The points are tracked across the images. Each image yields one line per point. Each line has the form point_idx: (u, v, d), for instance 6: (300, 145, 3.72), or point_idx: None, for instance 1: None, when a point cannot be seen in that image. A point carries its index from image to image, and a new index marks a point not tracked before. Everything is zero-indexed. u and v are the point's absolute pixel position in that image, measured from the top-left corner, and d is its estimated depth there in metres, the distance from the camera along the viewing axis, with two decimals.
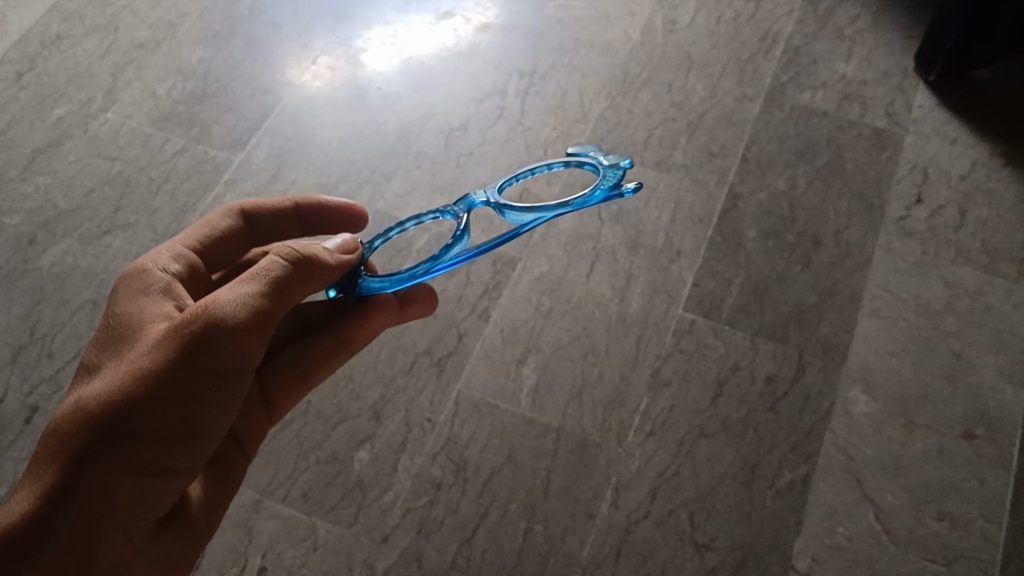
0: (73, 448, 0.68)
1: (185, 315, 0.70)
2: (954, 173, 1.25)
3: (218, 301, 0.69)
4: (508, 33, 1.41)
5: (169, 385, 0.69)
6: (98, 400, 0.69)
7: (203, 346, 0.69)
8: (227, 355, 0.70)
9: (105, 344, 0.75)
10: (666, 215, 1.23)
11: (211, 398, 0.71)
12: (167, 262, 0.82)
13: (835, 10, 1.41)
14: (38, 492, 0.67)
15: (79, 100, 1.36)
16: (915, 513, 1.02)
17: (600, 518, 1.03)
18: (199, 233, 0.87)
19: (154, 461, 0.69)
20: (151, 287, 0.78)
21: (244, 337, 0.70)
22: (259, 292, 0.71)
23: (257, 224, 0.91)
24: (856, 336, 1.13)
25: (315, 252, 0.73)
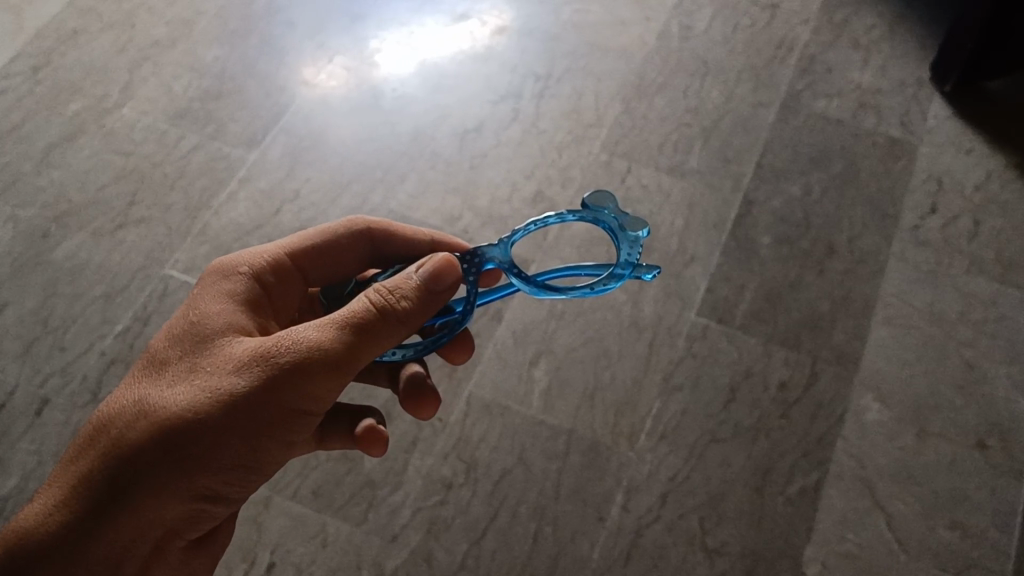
0: (118, 469, 0.68)
1: (270, 349, 0.68)
2: (968, 183, 1.24)
3: (303, 343, 0.68)
4: (524, 36, 1.41)
5: (241, 427, 0.68)
6: (162, 419, 0.68)
7: (279, 383, 0.68)
8: (303, 395, 0.69)
9: (176, 340, 0.72)
10: (679, 220, 1.22)
11: (283, 436, 0.71)
12: (261, 268, 0.78)
13: (851, 19, 1.41)
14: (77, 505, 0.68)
15: (95, 95, 1.36)
16: (927, 522, 1.02)
17: (610, 521, 1.03)
18: (306, 244, 0.81)
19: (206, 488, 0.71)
20: (240, 290, 0.76)
21: (327, 381, 0.69)
22: (347, 344, 0.68)
23: (383, 251, 0.84)
24: (870, 344, 1.13)
25: (399, 296, 0.69)
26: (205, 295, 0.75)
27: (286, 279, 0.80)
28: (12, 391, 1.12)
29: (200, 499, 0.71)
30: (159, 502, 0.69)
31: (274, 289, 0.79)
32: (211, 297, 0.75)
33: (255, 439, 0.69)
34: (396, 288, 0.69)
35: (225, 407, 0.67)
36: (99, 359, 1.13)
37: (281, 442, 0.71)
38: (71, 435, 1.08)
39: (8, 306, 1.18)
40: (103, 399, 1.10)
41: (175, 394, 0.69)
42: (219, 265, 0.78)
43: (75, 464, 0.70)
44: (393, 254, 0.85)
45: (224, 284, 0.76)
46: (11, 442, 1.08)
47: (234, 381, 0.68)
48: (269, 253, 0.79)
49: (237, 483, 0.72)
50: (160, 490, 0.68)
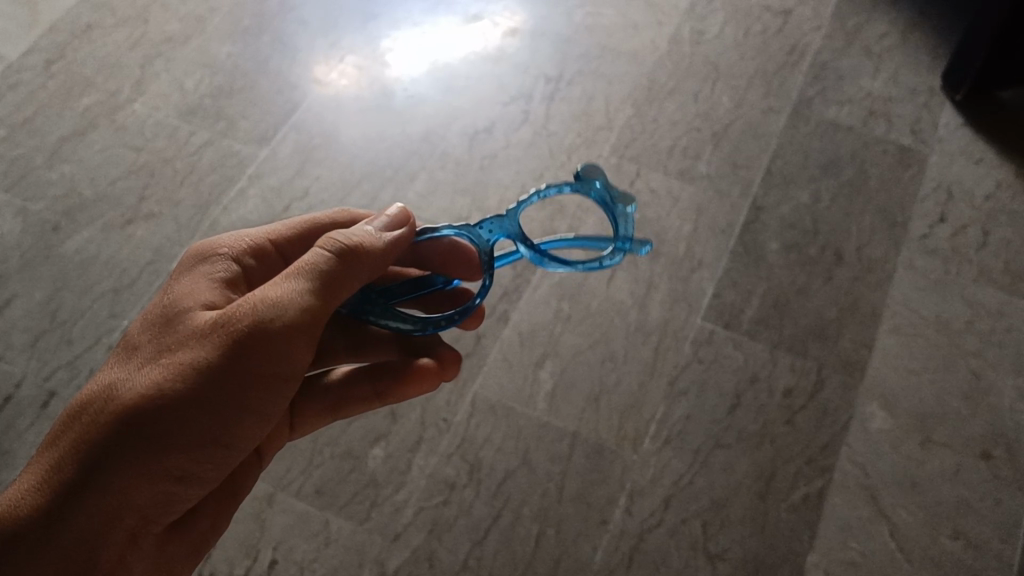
0: (92, 448, 0.67)
1: (236, 313, 0.69)
2: (978, 193, 1.24)
3: (270, 299, 0.69)
4: (536, 38, 1.41)
5: (214, 394, 0.68)
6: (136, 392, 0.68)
7: (249, 344, 0.68)
8: (273, 356, 0.69)
9: (148, 321, 0.73)
10: (687, 225, 1.22)
11: (256, 401, 0.71)
12: (242, 253, 0.79)
13: (864, 26, 1.41)
14: (51, 486, 0.67)
15: (107, 90, 1.37)
16: (931, 532, 1.02)
17: (613, 525, 1.03)
18: (292, 231, 0.82)
19: (179, 465, 0.70)
20: (219, 269, 0.77)
21: (299, 340, 0.69)
22: (315, 300, 0.69)
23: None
24: (876, 352, 1.13)
25: (362, 239, 0.72)
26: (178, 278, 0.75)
27: (270, 265, 0.81)
28: (19, 384, 1.12)
29: (175, 478, 0.71)
30: (135, 477, 0.68)
31: (256, 272, 0.80)
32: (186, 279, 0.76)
33: (227, 405, 0.69)
34: (357, 234, 0.72)
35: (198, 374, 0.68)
36: (107, 353, 1.14)
37: (253, 411, 0.71)
38: None
39: (18, 298, 1.18)
40: None
41: (148, 368, 0.69)
42: (198, 249, 0.79)
43: (49, 449, 0.69)
44: None
45: (200, 267, 0.77)
46: (17, 435, 1.09)
47: (205, 348, 0.68)
48: (254, 236, 0.81)
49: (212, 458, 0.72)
50: (133, 466, 0.68)
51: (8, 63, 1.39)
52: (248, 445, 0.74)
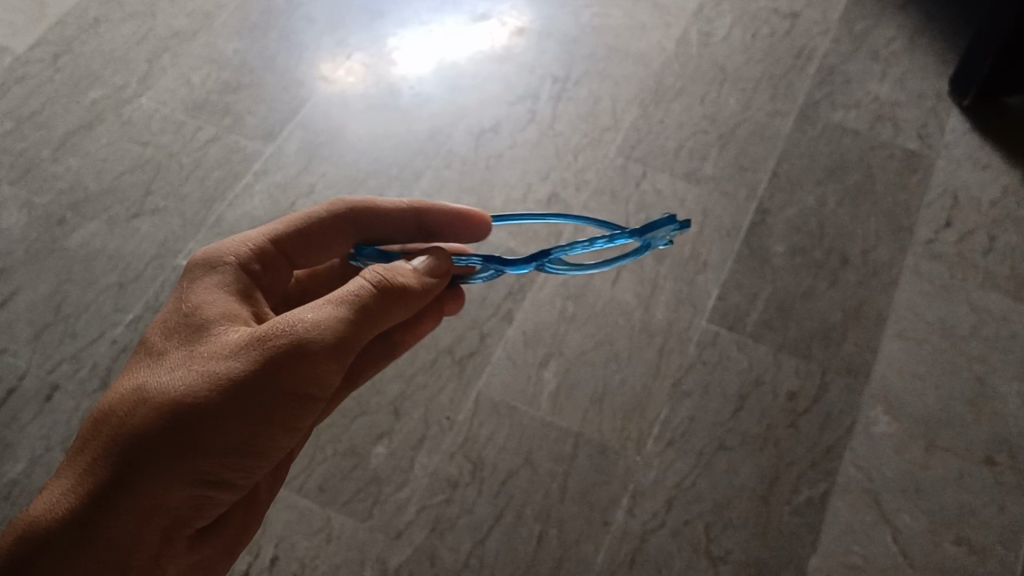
0: (121, 456, 0.67)
1: (267, 329, 0.68)
2: (985, 199, 1.24)
3: (305, 323, 0.69)
4: (544, 38, 1.41)
5: (246, 408, 0.68)
6: (166, 402, 0.67)
7: (284, 364, 0.68)
8: (307, 377, 0.69)
9: (171, 331, 0.72)
10: (693, 227, 1.22)
11: (287, 417, 0.70)
12: (250, 259, 0.78)
13: (871, 30, 1.40)
14: (79, 492, 0.67)
15: (113, 84, 1.37)
16: (933, 537, 1.01)
17: (615, 525, 1.03)
18: (291, 228, 0.80)
19: (209, 474, 0.69)
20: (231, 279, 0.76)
21: (331, 361, 0.70)
22: (347, 322, 0.70)
23: (365, 227, 0.83)
24: (880, 357, 1.12)
25: (399, 275, 0.72)
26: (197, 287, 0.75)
27: (274, 267, 0.80)
28: (22, 376, 1.12)
29: (203, 488, 0.70)
30: (165, 487, 0.68)
31: (259, 277, 0.79)
32: (205, 288, 0.75)
33: (258, 422, 0.69)
34: (395, 269, 0.73)
35: (229, 388, 0.67)
36: (110, 347, 1.14)
37: (283, 425, 0.71)
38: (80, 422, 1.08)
39: (22, 291, 1.18)
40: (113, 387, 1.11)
41: (178, 379, 0.68)
42: (206, 256, 0.77)
43: (74, 456, 0.69)
44: (380, 228, 0.84)
45: (213, 276, 0.76)
46: (20, 427, 1.09)
47: (236, 363, 0.68)
48: (254, 239, 0.79)
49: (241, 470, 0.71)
50: (163, 474, 0.67)
51: (15, 56, 1.39)
52: (276, 457, 0.74)
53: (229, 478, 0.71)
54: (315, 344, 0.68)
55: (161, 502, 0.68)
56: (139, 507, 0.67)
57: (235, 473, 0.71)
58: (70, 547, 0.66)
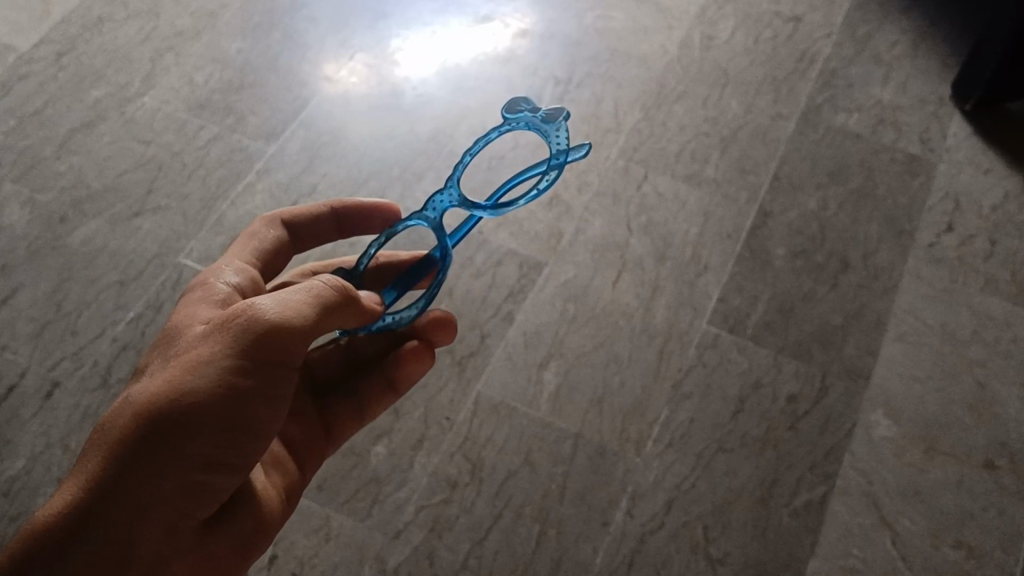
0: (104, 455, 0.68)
1: (229, 313, 0.70)
2: (986, 204, 1.24)
3: (263, 300, 0.70)
4: (546, 40, 1.41)
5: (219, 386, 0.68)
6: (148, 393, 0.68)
7: (251, 337, 0.69)
8: (277, 348, 0.70)
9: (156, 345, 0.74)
10: (694, 229, 1.22)
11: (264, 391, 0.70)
12: (230, 275, 0.81)
13: (874, 34, 1.40)
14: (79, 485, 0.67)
15: (117, 83, 1.37)
16: (933, 541, 1.01)
17: (614, 526, 1.03)
18: (251, 251, 0.87)
19: (201, 455, 0.69)
20: (214, 293, 0.78)
21: (290, 331, 0.70)
22: (298, 300, 0.71)
23: (302, 236, 0.91)
24: (881, 360, 1.12)
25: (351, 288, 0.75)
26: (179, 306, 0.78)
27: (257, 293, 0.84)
28: (23, 373, 1.12)
29: (200, 473, 0.70)
30: (156, 469, 0.67)
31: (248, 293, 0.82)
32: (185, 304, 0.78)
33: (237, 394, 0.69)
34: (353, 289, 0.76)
35: (196, 373, 0.68)
36: (111, 345, 1.14)
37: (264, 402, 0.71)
38: (80, 419, 1.09)
39: (23, 288, 1.18)
40: (113, 385, 1.11)
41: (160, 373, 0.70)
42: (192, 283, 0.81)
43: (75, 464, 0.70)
44: (312, 232, 0.91)
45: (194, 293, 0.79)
46: (20, 424, 1.09)
47: (204, 350, 0.69)
48: (229, 264, 0.83)
49: (234, 448, 0.70)
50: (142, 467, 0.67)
51: (18, 54, 1.39)
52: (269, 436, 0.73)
53: (212, 472, 0.70)
54: (271, 318, 0.69)
55: (146, 497, 0.67)
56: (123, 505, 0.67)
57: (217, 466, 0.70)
58: (73, 535, 0.66)
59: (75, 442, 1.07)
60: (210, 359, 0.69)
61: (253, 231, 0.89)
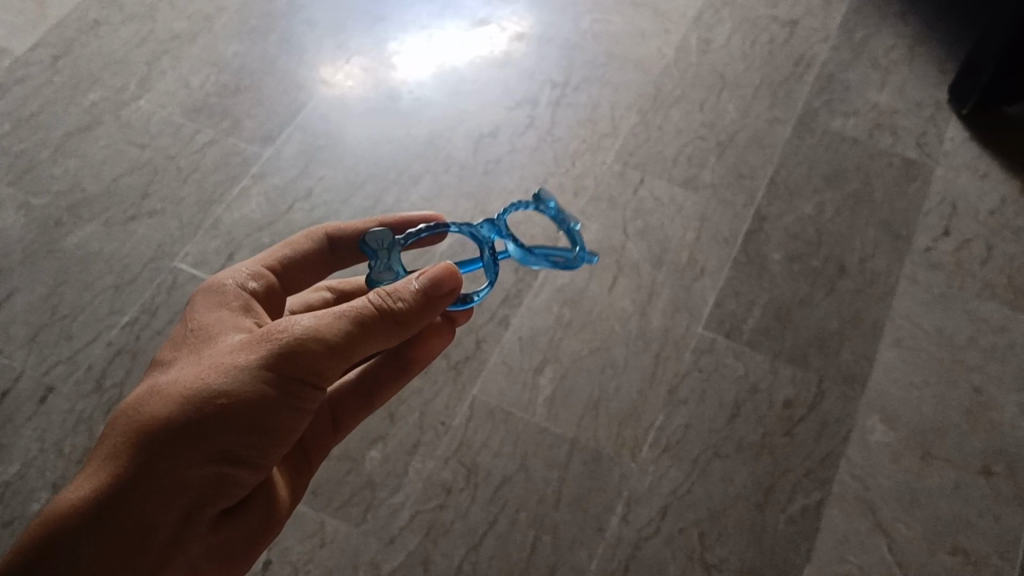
0: (129, 450, 0.66)
1: (271, 328, 0.70)
2: (983, 208, 1.24)
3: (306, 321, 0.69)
4: (544, 44, 1.41)
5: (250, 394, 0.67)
6: (179, 391, 0.67)
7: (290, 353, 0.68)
8: (314, 365, 0.69)
9: (185, 343, 0.74)
10: (691, 234, 1.22)
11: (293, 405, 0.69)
12: (245, 279, 0.80)
13: (872, 38, 1.40)
14: (98, 472, 0.66)
15: (113, 86, 1.37)
16: (928, 547, 1.01)
17: (610, 532, 1.02)
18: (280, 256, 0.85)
19: (223, 457, 0.68)
20: (234, 300, 0.78)
21: (327, 352, 0.69)
22: (336, 318, 0.69)
23: (341, 252, 0.88)
24: (877, 365, 1.12)
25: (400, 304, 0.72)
26: (200, 307, 0.77)
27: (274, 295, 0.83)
28: (17, 378, 1.12)
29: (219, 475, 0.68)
30: (177, 465, 0.66)
31: (261, 298, 0.81)
32: (217, 308, 0.77)
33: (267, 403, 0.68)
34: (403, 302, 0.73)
35: (229, 378, 0.67)
36: (106, 349, 1.13)
37: (290, 415, 0.70)
38: (75, 424, 1.08)
39: (18, 292, 1.18)
40: (108, 390, 1.11)
41: (191, 372, 0.69)
42: (208, 283, 0.80)
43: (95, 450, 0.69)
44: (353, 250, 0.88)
45: (221, 296, 0.78)
46: (14, 429, 1.09)
47: (238, 356, 0.68)
48: (251, 267, 0.82)
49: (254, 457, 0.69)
50: (166, 466, 0.66)
51: (14, 57, 1.39)
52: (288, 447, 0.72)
53: (234, 474, 0.69)
54: (309, 338, 0.68)
55: (167, 498, 0.66)
56: (144, 501, 0.66)
57: (239, 468, 0.69)
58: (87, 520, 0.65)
59: (70, 448, 1.07)
60: (244, 367, 0.67)
61: (294, 240, 0.87)
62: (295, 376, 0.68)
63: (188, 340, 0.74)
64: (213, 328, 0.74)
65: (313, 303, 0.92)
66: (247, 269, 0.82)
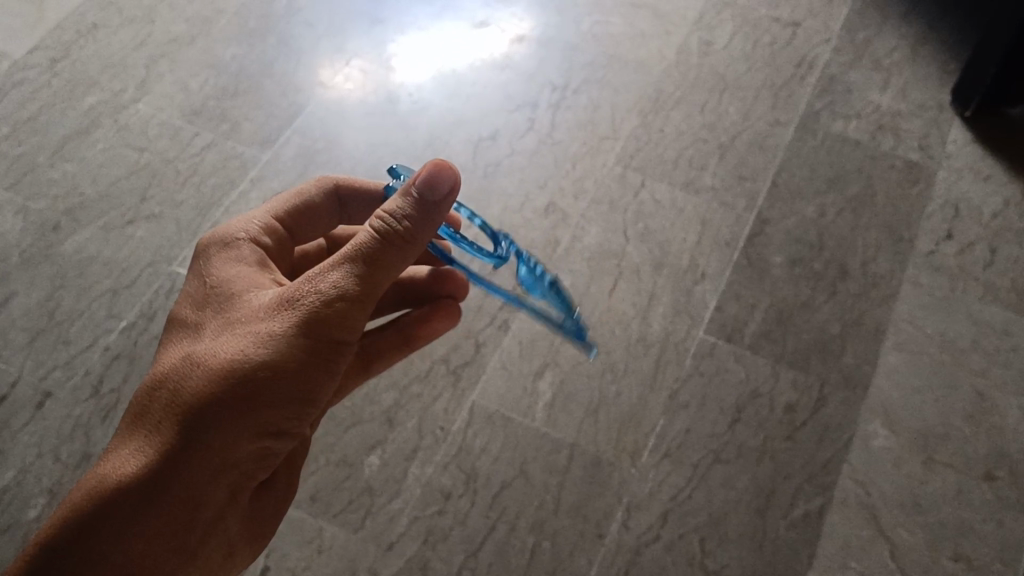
0: (171, 430, 0.66)
1: (294, 288, 0.66)
2: (986, 211, 1.23)
3: (326, 277, 0.65)
4: (544, 45, 1.40)
5: (287, 363, 0.66)
6: (212, 367, 0.66)
7: (321, 316, 0.65)
8: (344, 326, 0.66)
9: (205, 304, 0.71)
10: (692, 237, 1.21)
11: (329, 365, 0.68)
12: (259, 233, 0.76)
13: (874, 40, 1.39)
14: (145, 453, 0.66)
15: (112, 89, 1.36)
16: (931, 553, 1.00)
17: (609, 538, 1.02)
18: (287, 207, 0.80)
19: (268, 424, 0.67)
20: (248, 254, 0.74)
21: (355, 310, 0.66)
22: (355, 271, 0.65)
23: (351, 207, 0.83)
24: (880, 370, 1.11)
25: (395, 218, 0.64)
26: (216, 263, 0.74)
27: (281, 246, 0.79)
28: (14, 383, 1.12)
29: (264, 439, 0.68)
30: (224, 441, 0.66)
31: (273, 252, 0.78)
32: (229, 263, 0.73)
33: (303, 369, 0.66)
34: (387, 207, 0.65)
35: (267, 351, 0.65)
36: (103, 354, 1.13)
37: (327, 374, 0.68)
38: (72, 429, 1.08)
39: (16, 297, 1.18)
40: (105, 395, 1.10)
41: (222, 344, 0.67)
42: (217, 234, 0.76)
43: (133, 425, 0.68)
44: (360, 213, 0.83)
45: (231, 252, 0.74)
46: (11, 435, 1.08)
47: (270, 325, 0.66)
48: (260, 217, 0.78)
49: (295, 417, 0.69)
50: (208, 445, 0.66)
51: (13, 61, 1.39)
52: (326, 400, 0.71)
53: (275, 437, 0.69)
54: (333, 298, 0.65)
55: (215, 469, 0.67)
56: (188, 483, 0.66)
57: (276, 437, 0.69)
58: (142, 503, 0.65)
59: (67, 454, 1.06)
60: (280, 335, 0.65)
61: (299, 189, 0.81)
62: (332, 340, 0.67)
63: (210, 301, 0.71)
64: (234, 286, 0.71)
65: (309, 251, 0.87)
66: (257, 221, 0.77)
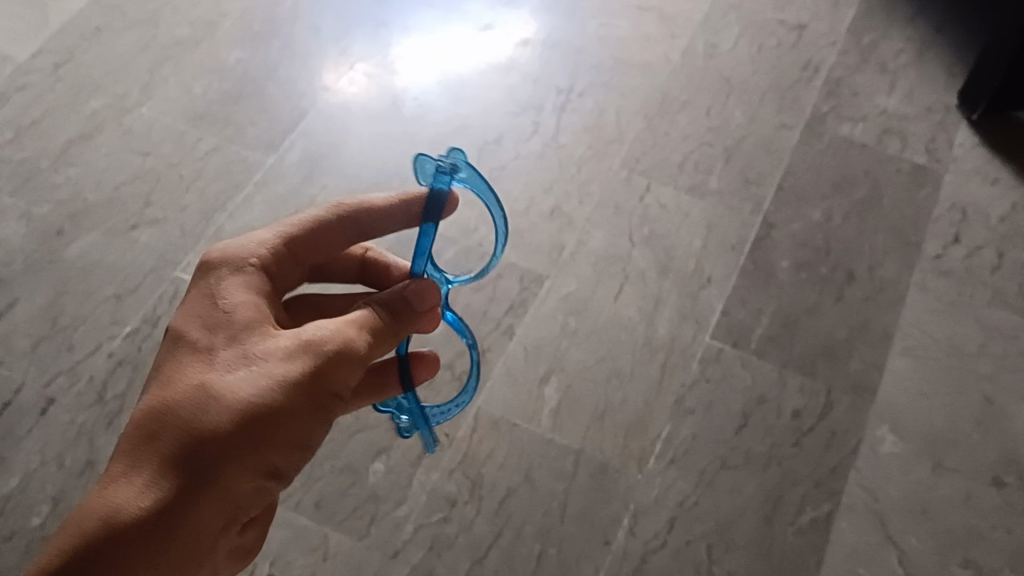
0: (177, 470, 0.59)
1: (313, 333, 0.63)
2: (993, 215, 1.23)
3: (345, 330, 0.63)
4: (549, 49, 1.40)
5: (303, 409, 0.62)
6: (227, 407, 0.60)
7: (337, 367, 0.62)
8: (352, 377, 0.63)
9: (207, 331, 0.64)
10: (697, 241, 1.21)
11: (335, 413, 0.64)
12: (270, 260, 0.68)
13: (880, 42, 1.39)
14: (146, 496, 0.59)
15: (115, 93, 1.36)
16: (940, 560, 1.00)
17: (616, 545, 1.01)
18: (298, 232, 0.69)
19: (272, 471, 0.62)
20: (256, 282, 0.67)
21: (364, 363, 0.64)
22: (372, 332, 0.64)
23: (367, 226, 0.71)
24: (888, 375, 1.11)
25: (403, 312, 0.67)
26: (217, 286, 0.66)
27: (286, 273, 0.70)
28: (18, 389, 1.11)
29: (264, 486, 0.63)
30: (232, 487, 0.60)
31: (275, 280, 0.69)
32: (234, 286, 0.66)
33: (316, 417, 0.62)
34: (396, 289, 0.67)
35: (283, 395, 0.61)
36: (107, 360, 1.13)
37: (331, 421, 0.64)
38: (76, 436, 1.08)
39: (20, 301, 1.17)
40: (109, 401, 1.10)
41: (236, 380, 0.61)
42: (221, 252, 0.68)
43: (128, 462, 0.60)
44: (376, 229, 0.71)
45: (235, 277, 0.66)
46: (14, 442, 1.08)
47: (287, 367, 0.62)
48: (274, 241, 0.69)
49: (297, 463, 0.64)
50: (215, 489, 0.60)
51: (16, 65, 1.38)
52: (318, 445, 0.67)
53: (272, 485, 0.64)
54: (349, 348, 0.63)
55: (218, 514, 0.61)
56: (190, 531, 0.59)
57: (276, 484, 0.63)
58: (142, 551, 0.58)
59: (71, 461, 1.06)
60: (296, 380, 0.61)
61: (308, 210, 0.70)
62: (341, 392, 0.63)
63: (215, 327, 0.64)
64: (242, 312, 0.64)
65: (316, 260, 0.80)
66: (254, 240, 0.68)
